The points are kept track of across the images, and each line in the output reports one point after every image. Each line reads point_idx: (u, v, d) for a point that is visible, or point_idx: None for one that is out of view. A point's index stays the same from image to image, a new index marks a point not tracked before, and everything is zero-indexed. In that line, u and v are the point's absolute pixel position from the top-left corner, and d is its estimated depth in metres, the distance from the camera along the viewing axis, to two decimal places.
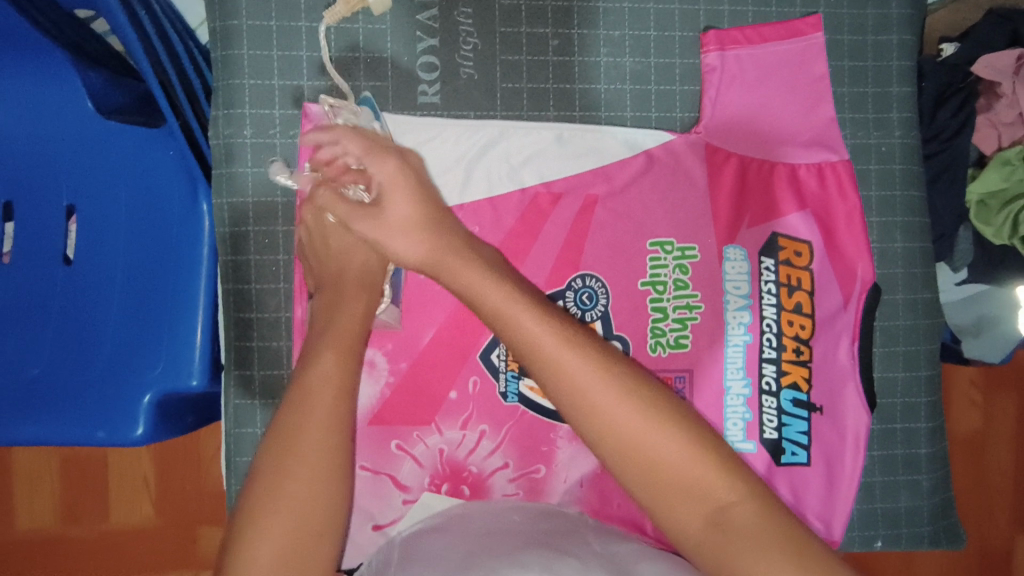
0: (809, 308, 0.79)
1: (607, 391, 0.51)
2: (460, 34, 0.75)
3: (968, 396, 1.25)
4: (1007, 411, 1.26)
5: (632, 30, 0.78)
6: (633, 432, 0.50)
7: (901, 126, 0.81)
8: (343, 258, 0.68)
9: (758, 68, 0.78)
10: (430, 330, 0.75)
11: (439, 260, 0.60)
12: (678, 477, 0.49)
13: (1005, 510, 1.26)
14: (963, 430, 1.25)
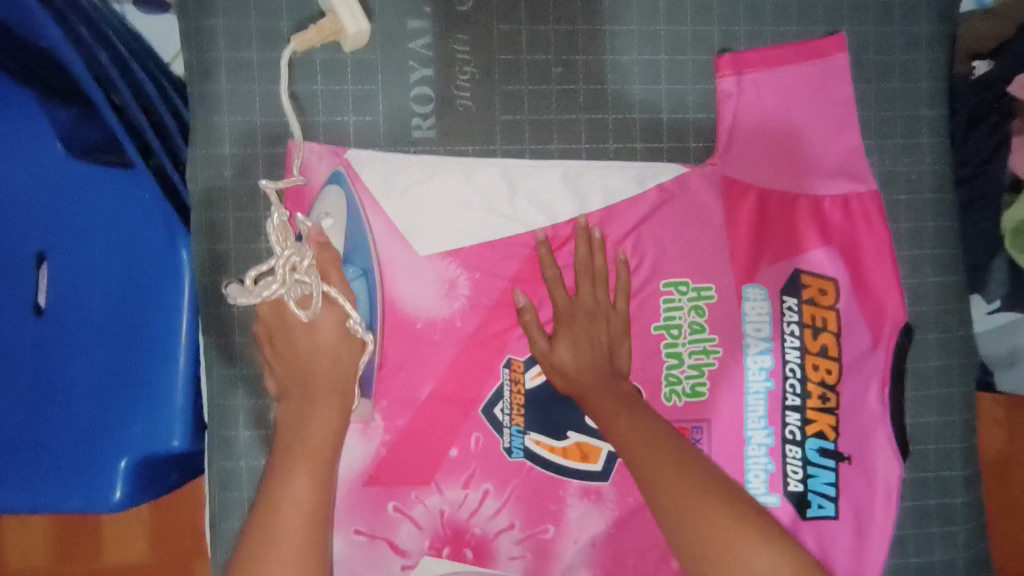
0: (836, 351, 0.73)
1: (651, 453, 0.57)
2: (457, 63, 0.69)
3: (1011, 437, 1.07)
4: None
5: (641, 55, 0.72)
6: (674, 490, 0.54)
7: (932, 153, 0.76)
8: (306, 373, 0.61)
9: (777, 94, 0.73)
10: (429, 383, 0.70)
11: (587, 361, 0.66)
12: (711, 533, 0.50)
13: None
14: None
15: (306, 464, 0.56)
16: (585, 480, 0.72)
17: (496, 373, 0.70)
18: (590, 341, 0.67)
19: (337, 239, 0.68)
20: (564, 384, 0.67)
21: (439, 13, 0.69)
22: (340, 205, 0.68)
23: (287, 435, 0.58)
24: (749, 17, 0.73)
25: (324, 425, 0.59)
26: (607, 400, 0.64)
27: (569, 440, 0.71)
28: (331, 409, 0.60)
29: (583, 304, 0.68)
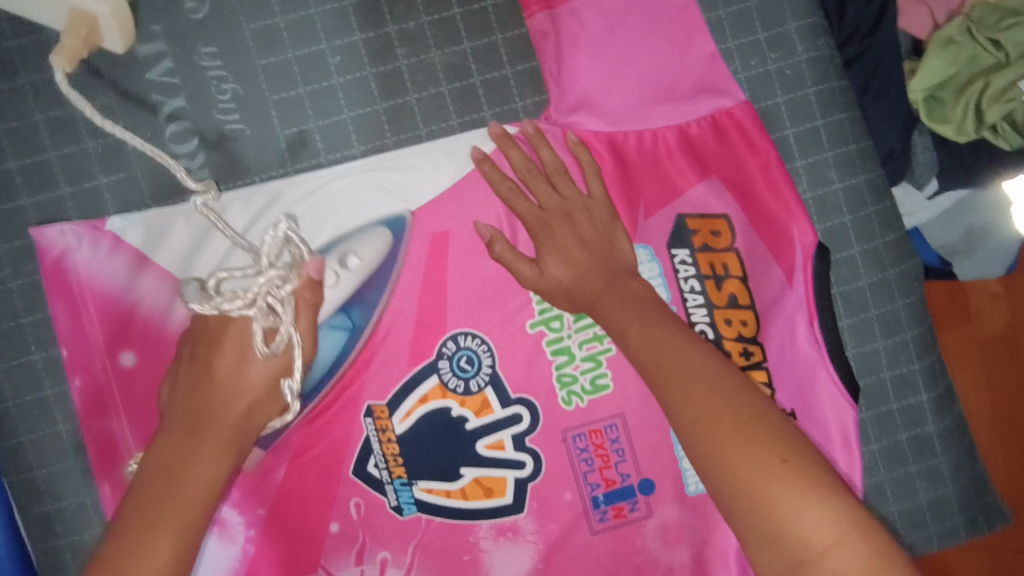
0: (747, 299, 0.62)
1: (695, 368, 0.45)
2: (211, 82, 0.57)
3: (986, 289, 0.98)
4: None
5: (430, 14, 0.60)
6: (704, 427, 0.42)
7: (804, 38, 0.63)
8: (201, 399, 0.49)
9: (604, 18, 0.60)
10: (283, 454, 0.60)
11: (590, 286, 0.54)
12: (765, 493, 0.40)
13: None
14: (992, 328, 0.98)
15: (174, 525, 0.44)
16: (496, 518, 0.62)
17: (358, 426, 0.60)
18: (580, 244, 0.55)
19: (346, 285, 0.59)
20: (567, 301, 0.56)
21: (171, 29, 0.57)
22: (378, 250, 0.59)
23: (161, 472, 0.46)
24: None
25: (206, 467, 0.47)
26: (619, 307, 0.51)
27: (465, 479, 0.61)
28: (223, 441, 0.48)
29: (555, 208, 0.57)
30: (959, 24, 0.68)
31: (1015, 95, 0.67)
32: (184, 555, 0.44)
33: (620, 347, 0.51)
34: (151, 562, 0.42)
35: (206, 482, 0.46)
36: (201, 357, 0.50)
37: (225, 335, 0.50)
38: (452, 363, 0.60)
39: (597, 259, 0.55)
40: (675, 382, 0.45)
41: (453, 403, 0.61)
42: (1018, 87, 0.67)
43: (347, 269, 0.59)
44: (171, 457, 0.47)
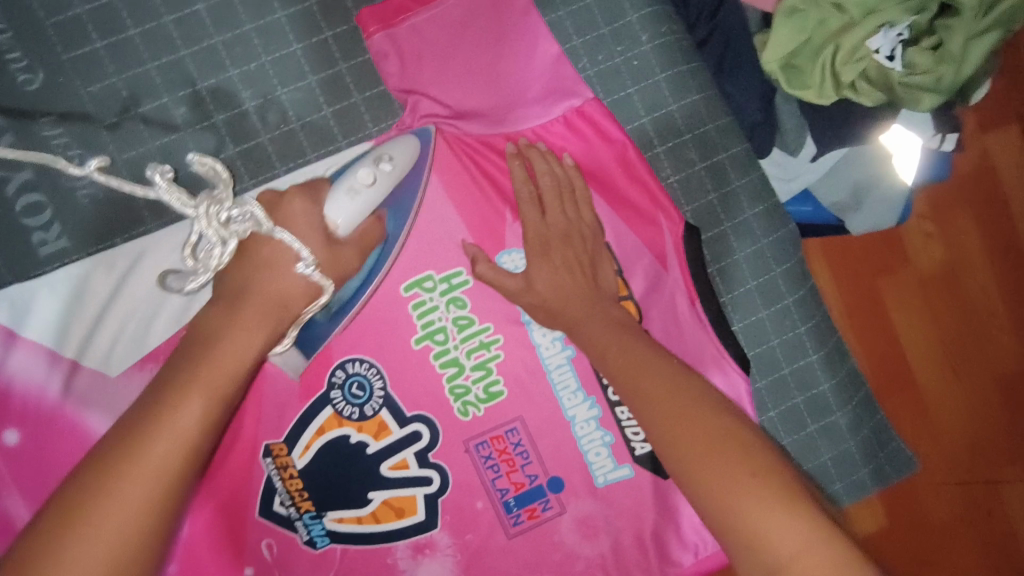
0: (625, 289, 0.63)
1: (681, 384, 0.49)
2: (56, 150, 0.58)
3: (922, 231, 1.05)
4: (967, 230, 1.05)
5: (270, 54, 0.61)
6: (679, 427, 0.46)
7: (646, 27, 0.65)
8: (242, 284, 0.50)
9: (444, 35, 0.61)
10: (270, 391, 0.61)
11: (565, 305, 0.57)
12: (720, 486, 0.43)
13: (1004, 329, 1.06)
14: (929, 268, 1.05)
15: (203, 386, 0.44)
16: (411, 538, 0.63)
17: (257, 467, 0.61)
18: (569, 266, 0.58)
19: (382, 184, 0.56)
20: (545, 314, 0.58)
21: (5, 102, 0.57)
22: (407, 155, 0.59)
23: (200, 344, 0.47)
24: None
25: (240, 336, 0.47)
26: (598, 327, 0.55)
27: (373, 503, 0.62)
28: (257, 323, 0.48)
29: (558, 227, 0.59)
30: None
31: (865, 53, 0.70)
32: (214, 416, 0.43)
33: (598, 363, 0.54)
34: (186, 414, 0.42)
35: (238, 354, 0.46)
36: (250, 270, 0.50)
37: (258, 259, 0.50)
38: (344, 391, 0.62)
39: (584, 283, 0.58)
40: (655, 407, 0.48)
41: (352, 430, 0.62)
42: (865, 44, 0.70)
43: (379, 169, 0.56)
44: (215, 326, 0.48)
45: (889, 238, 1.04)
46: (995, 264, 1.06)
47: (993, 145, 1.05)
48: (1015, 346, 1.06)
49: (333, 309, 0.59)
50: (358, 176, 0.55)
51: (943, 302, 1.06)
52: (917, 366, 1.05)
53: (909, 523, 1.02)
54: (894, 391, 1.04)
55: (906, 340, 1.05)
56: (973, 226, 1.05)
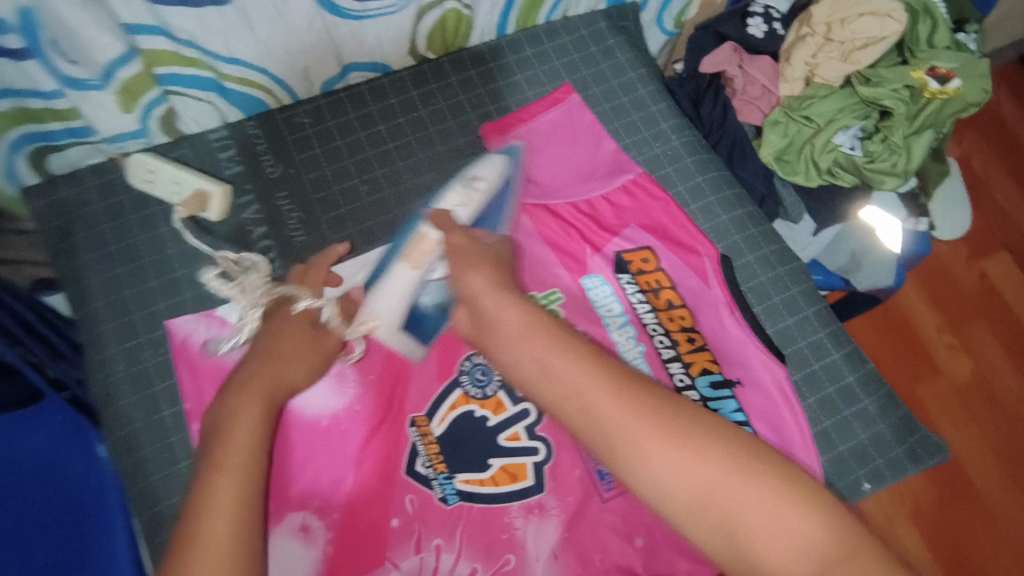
0: (679, 299, 0.85)
1: (618, 395, 0.52)
2: (284, 214, 0.87)
3: (948, 343, 1.66)
4: (983, 341, 1.66)
5: (424, 152, 0.92)
6: (611, 439, 0.51)
7: (674, 132, 0.95)
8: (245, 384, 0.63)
9: (539, 138, 0.92)
10: (351, 382, 0.78)
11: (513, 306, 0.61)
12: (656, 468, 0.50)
13: (1000, 427, 1.59)
14: (963, 365, 1.64)
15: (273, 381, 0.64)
16: (523, 499, 0.77)
17: (405, 434, 0.78)
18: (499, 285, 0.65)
19: (474, 202, 0.79)
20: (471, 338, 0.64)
21: (256, 185, 0.87)
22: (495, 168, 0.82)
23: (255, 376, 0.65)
24: (494, 101, 0.96)
25: (246, 425, 0.58)
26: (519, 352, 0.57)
27: (492, 468, 0.78)
28: (252, 394, 0.61)
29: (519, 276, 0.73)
30: (780, 110, 1.00)
31: (833, 147, 0.98)
32: (243, 504, 0.53)
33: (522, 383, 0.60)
34: (213, 513, 0.52)
35: (241, 436, 0.57)
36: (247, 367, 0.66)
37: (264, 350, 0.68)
38: (471, 376, 0.81)
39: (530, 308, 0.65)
40: (591, 412, 0.52)
41: (476, 407, 0.80)
42: (833, 141, 0.98)
43: (473, 189, 0.79)
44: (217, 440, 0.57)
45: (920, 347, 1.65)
46: (976, 375, 1.63)
47: (987, 276, 1.71)
48: None
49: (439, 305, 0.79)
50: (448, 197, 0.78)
51: (974, 393, 1.62)
52: (975, 475, 1.55)
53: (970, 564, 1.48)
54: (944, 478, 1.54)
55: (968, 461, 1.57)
56: (987, 339, 1.67)
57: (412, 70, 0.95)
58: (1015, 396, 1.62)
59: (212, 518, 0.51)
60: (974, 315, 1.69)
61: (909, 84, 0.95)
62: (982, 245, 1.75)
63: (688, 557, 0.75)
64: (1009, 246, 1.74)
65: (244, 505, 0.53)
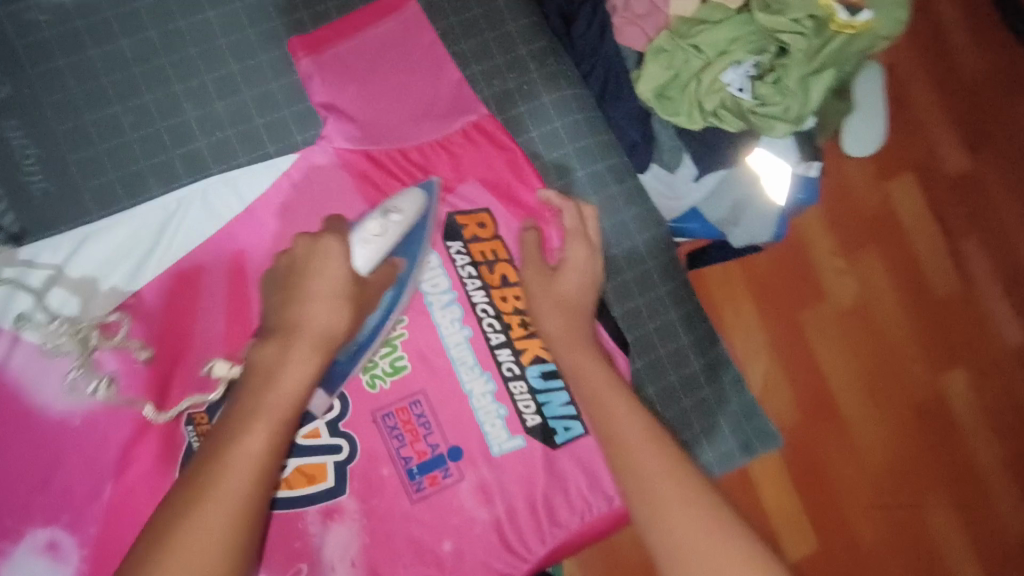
0: (516, 276, 0.74)
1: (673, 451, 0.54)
2: (13, 151, 0.66)
3: (836, 266, 1.30)
4: (873, 266, 1.32)
5: (211, 73, 0.70)
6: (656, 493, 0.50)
7: (534, 59, 0.77)
8: (298, 321, 0.58)
9: (364, 61, 0.74)
10: (112, 367, 0.65)
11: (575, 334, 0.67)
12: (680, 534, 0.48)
13: (916, 358, 1.31)
14: (846, 295, 1.30)
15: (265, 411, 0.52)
16: (320, 503, 0.69)
17: (180, 433, 0.65)
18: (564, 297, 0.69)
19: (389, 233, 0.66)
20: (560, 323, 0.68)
21: None
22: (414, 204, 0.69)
23: (260, 375, 0.55)
24: (306, 1, 0.73)
25: (303, 368, 0.55)
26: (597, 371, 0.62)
27: (287, 469, 0.68)
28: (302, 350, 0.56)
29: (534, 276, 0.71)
30: (667, 35, 0.82)
31: (719, 86, 0.83)
32: (278, 444, 0.52)
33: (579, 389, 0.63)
34: (253, 434, 0.51)
35: (297, 383, 0.55)
36: (298, 296, 0.59)
37: (318, 268, 0.61)
38: None
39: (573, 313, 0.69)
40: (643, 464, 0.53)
41: None
42: (721, 79, 0.83)
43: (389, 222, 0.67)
44: (269, 370, 0.55)
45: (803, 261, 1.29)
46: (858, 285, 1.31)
47: (894, 191, 1.33)
48: (931, 375, 1.31)
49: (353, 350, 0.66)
50: (369, 229, 0.65)
51: (854, 326, 1.30)
52: (841, 398, 1.27)
53: (838, 532, 1.23)
54: (821, 418, 1.26)
55: (841, 392, 1.28)
56: (878, 262, 1.32)
57: None
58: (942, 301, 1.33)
59: (256, 435, 0.51)
60: (869, 241, 1.32)
61: (813, 14, 0.81)
62: (892, 159, 1.34)
63: (498, 558, 0.71)
64: (919, 164, 1.35)
65: (275, 445, 0.51)
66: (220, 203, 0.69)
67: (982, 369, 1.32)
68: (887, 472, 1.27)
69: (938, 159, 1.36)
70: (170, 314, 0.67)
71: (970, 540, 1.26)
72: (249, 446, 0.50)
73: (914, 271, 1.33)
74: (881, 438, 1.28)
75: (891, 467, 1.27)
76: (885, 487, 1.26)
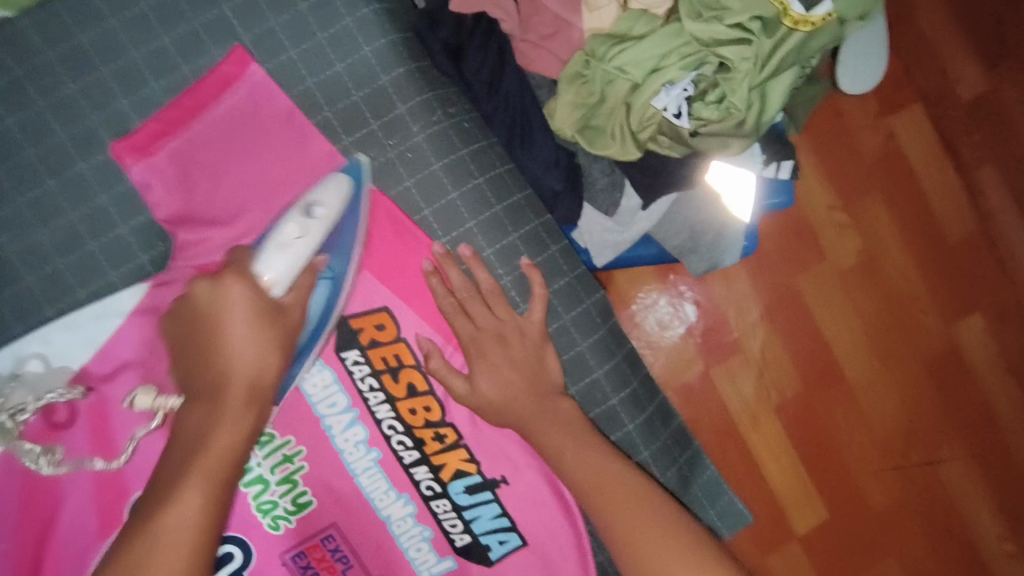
0: (424, 383, 0.64)
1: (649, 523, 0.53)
2: None
3: (834, 223, 1.08)
4: (877, 214, 1.10)
5: (25, 196, 0.59)
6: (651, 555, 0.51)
7: (417, 117, 0.63)
8: (226, 369, 0.50)
9: (208, 151, 0.60)
10: None
11: (519, 404, 0.61)
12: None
13: (931, 309, 1.12)
14: (846, 254, 1.09)
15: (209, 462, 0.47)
16: None
17: None
18: (510, 365, 0.62)
19: (313, 233, 0.56)
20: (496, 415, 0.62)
21: None
22: (340, 196, 0.58)
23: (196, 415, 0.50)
24: (126, 86, 0.60)
25: (232, 432, 0.49)
26: (551, 429, 0.59)
27: None
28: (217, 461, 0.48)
29: (489, 329, 0.63)
30: (580, 58, 0.69)
31: (653, 114, 0.68)
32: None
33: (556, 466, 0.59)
34: (188, 497, 0.45)
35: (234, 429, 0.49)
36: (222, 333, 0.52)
37: (225, 303, 0.52)
38: None
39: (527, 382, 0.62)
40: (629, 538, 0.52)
41: None
42: (654, 104, 0.68)
43: (308, 221, 0.56)
44: (198, 432, 0.48)
45: (795, 226, 1.07)
46: (862, 236, 1.09)
47: (894, 127, 1.09)
48: (943, 326, 1.12)
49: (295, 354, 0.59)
50: (284, 232, 0.55)
51: (858, 285, 1.09)
52: (846, 362, 1.09)
53: (850, 512, 1.09)
54: (826, 390, 1.09)
55: (848, 363, 1.10)
56: (883, 209, 1.10)
57: None
58: (957, 244, 1.12)
59: (194, 492, 0.45)
60: (872, 188, 1.09)
61: (759, 13, 0.65)
62: (897, 89, 1.10)
63: None
64: (927, 92, 1.10)
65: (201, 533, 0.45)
66: (59, 347, 0.59)
67: (1005, 312, 1.13)
68: (900, 435, 1.11)
69: (951, 81, 1.10)
70: (26, 491, 0.57)
71: (989, 494, 1.13)
72: (190, 499, 0.45)
73: (923, 214, 1.11)
74: (892, 399, 1.11)
75: (903, 429, 1.11)
76: (897, 448, 1.11)
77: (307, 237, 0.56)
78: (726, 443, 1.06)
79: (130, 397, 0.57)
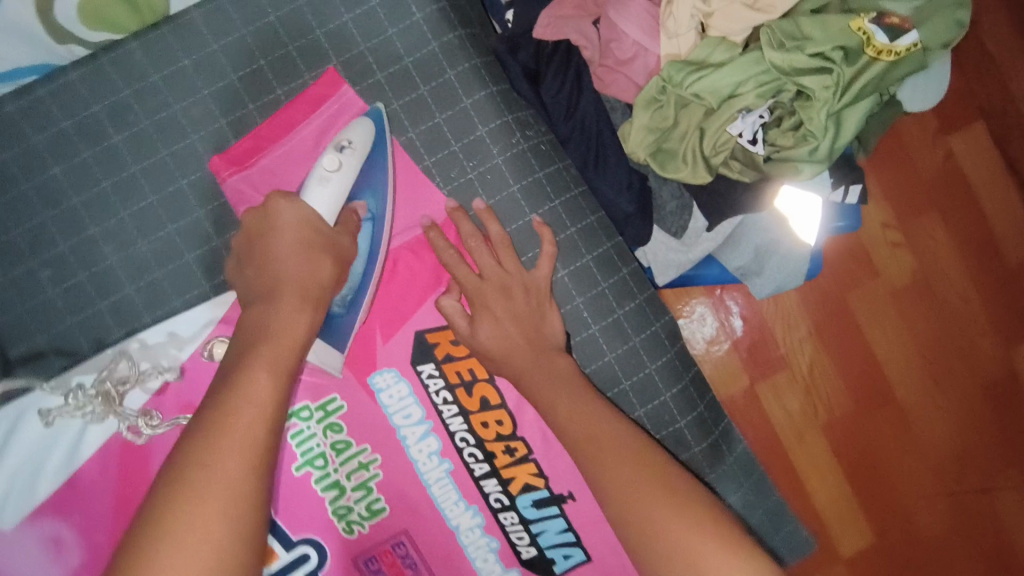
0: (496, 398, 0.66)
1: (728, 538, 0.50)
2: None
3: (888, 242, 1.07)
4: (935, 234, 1.07)
5: (129, 208, 0.63)
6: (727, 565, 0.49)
7: (496, 139, 0.65)
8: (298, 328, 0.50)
9: (298, 168, 0.63)
10: (74, 551, 0.59)
11: None
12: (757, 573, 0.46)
13: (988, 331, 1.08)
14: (899, 276, 1.07)
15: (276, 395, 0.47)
16: None
17: None
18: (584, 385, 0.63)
19: (349, 165, 0.58)
20: None
21: None
22: (365, 131, 0.60)
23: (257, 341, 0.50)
24: (225, 106, 0.64)
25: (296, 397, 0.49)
26: None
27: None
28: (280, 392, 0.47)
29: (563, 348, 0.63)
30: (658, 83, 0.69)
31: (727, 140, 0.69)
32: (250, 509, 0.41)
33: None
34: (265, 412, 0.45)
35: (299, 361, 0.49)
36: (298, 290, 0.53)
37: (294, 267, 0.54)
38: None
39: None
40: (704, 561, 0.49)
41: None
42: (729, 131, 0.69)
43: (343, 153, 0.58)
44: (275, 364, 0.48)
45: (854, 247, 1.06)
46: (914, 253, 1.07)
47: (956, 147, 1.06)
48: (1001, 350, 1.08)
49: (348, 297, 0.62)
50: (324, 164, 0.58)
51: (914, 308, 1.08)
52: (898, 384, 1.08)
53: (900, 536, 1.07)
54: (877, 412, 1.07)
55: (902, 386, 1.08)
56: (942, 229, 1.07)
57: (89, 70, 0.62)
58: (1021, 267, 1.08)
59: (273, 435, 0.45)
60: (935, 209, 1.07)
61: (842, 43, 0.66)
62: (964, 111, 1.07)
63: None
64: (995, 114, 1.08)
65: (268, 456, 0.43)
66: (155, 350, 0.61)
67: None
68: (954, 461, 1.08)
69: None
70: (122, 487, 0.60)
71: None
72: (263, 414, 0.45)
73: (987, 236, 1.07)
74: (947, 424, 1.08)
75: (957, 455, 1.08)
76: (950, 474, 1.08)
77: (346, 163, 0.58)
78: (778, 463, 1.05)
79: (207, 347, 0.62)
